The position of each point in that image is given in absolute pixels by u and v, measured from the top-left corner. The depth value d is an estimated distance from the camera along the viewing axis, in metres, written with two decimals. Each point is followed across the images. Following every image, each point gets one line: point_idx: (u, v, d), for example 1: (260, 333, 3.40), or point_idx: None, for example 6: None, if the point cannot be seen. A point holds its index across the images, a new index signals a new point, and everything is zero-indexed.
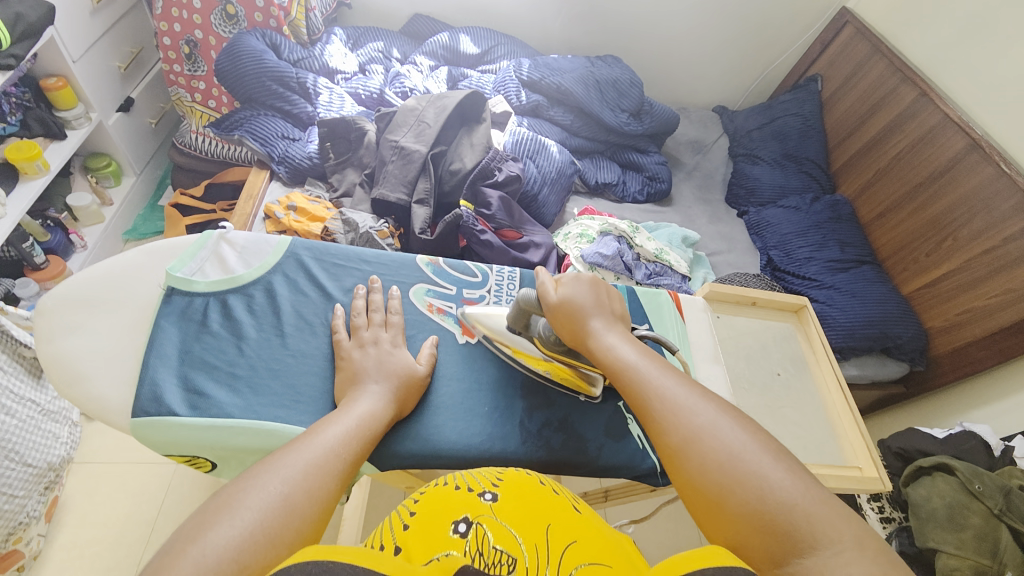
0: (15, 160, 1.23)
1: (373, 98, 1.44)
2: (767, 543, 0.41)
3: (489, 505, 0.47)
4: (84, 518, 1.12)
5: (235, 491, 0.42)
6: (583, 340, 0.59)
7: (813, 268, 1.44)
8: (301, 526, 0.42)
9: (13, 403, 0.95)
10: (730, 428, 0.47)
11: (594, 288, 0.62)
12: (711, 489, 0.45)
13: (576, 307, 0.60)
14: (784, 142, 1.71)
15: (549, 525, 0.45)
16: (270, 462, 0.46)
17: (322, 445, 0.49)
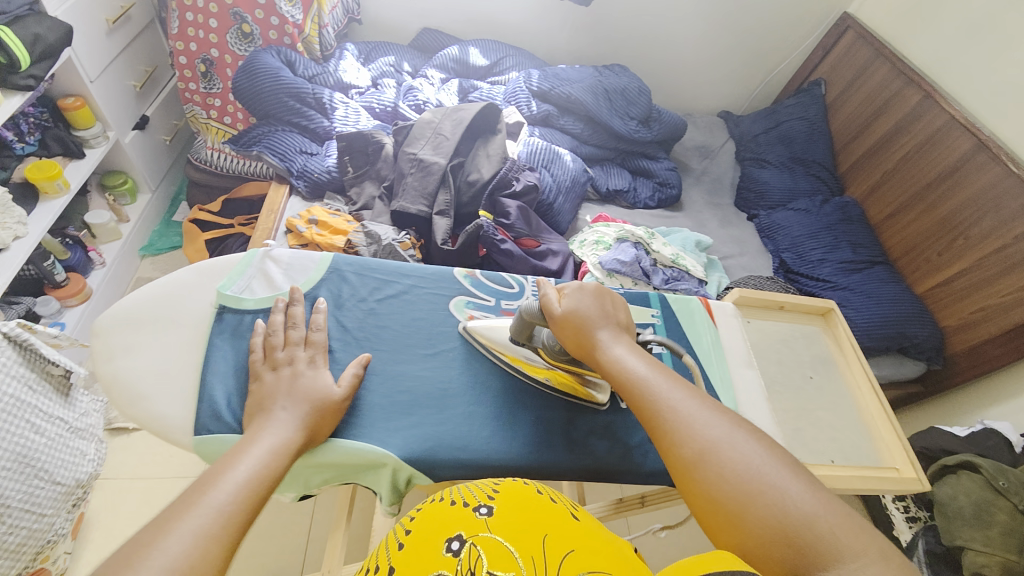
0: (36, 180, 1.24)
1: (387, 112, 1.46)
2: (789, 555, 0.43)
3: (483, 521, 0.49)
4: (109, 535, 1.12)
5: (134, 548, 0.40)
6: (589, 352, 0.59)
7: (826, 270, 1.45)
8: (205, 573, 0.41)
9: (44, 422, 0.93)
10: (743, 443, 0.49)
11: (599, 298, 0.62)
12: (730, 502, 0.46)
13: (583, 319, 0.60)
14: (790, 146, 1.73)
15: (546, 535, 0.47)
16: (172, 519, 0.43)
17: (226, 489, 0.47)
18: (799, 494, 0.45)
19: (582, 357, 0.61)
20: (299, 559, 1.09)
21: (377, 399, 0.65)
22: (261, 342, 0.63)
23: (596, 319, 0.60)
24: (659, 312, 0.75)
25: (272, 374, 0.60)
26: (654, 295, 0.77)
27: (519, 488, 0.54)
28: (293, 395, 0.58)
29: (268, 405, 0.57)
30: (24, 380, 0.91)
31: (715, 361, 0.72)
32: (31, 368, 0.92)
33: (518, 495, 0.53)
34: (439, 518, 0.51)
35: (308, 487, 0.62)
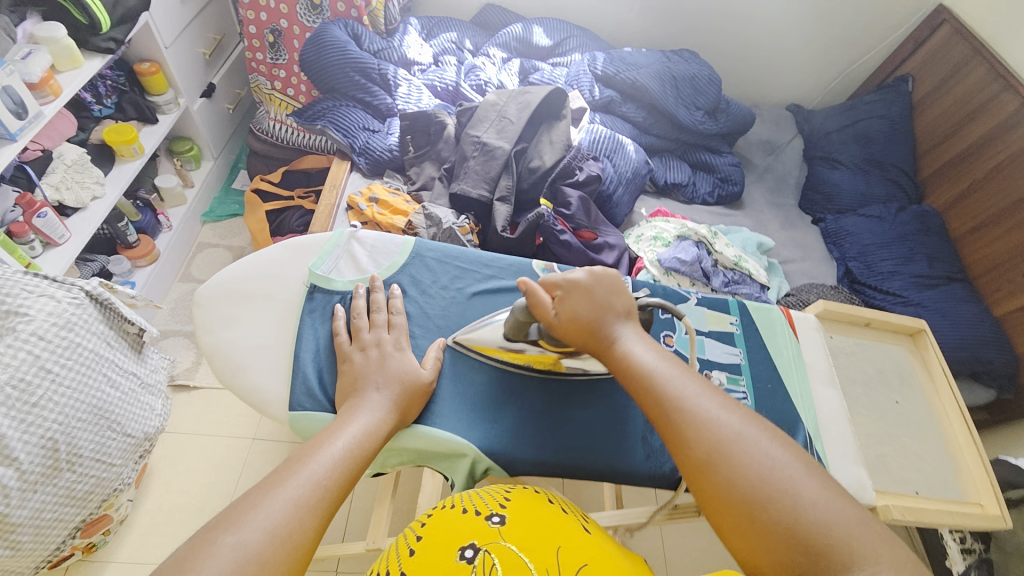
0: (114, 143, 1.29)
1: (449, 91, 1.44)
2: (801, 562, 0.40)
3: (497, 529, 0.47)
4: (169, 484, 1.19)
5: (241, 507, 0.42)
6: (590, 343, 0.58)
7: (896, 283, 1.37)
8: (300, 544, 0.42)
9: (119, 376, 0.96)
10: (759, 442, 0.46)
11: (601, 286, 0.60)
12: (738, 504, 0.44)
13: (583, 307, 0.59)
14: (868, 146, 1.61)
15: (559, 547, 0.45)
16: (273, 484, 0.44)
17: (323, 463, 0.48)
18: (816, 498, 0.43)
19: (584, 348, 0.60)
20: (343, 525, 1.13)
21: (454, 390, 0.65)
22: (346, 324, 0.64)
23: (598, 308, 0.59)
24: (739, 321, 0.73)
25: (359, 357, 0.61)
26: (732, 301, 0.75)
27: (528, 501, 0.52)
28: (382, 378, 0.59)
29: (360, 388, 0.58)
30: (104, 337, 0.94)
31: (795, 376, 0.70)
32: (109, 326, 0.96)
33: (532, 508, 0.51)
34: (449, 523, 0.49)
35: (384, 465, 0.65)
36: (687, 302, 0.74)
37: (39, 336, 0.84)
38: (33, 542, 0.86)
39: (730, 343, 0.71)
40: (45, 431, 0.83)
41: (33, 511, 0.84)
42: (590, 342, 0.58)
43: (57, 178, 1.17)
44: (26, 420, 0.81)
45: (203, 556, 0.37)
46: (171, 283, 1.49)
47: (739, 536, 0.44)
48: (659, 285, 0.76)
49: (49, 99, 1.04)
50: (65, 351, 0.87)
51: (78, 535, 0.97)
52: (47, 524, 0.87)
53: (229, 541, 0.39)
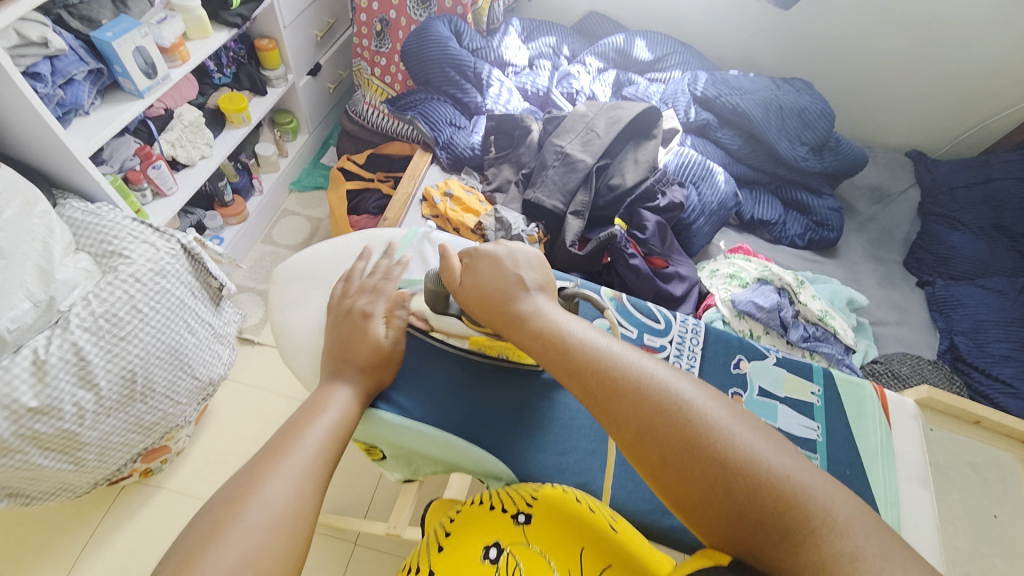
0: (227, 110, 1.40)
1: (539, 96, 1.43)
2: (756, 518, 0.38)
3: (520, 530, 0.44)
4: (221, 429, 1.27)
5: (239, 486, 0.42)
6: (502, 316, 0.54)
7: (1009, 371, 1.18)
8: (305, 514, 0.41)
9: (196, 323, 1.03)
10: (692, 398, 0.43)
11: (509, 257, 0.57)
12: (687, 481, 0.40)
13: (486, 278, 0.56)
14: (998, 210, 1.40)
15: (582, 549, 0.43)
16: (267, 461, 0.44)
17: (313, 435, 0.47)
18: (759, 447, 0.41)
19: (491, 322, 0.56)
20: (367, 503, 1.15)
21: (500, 409, 0.63)
22: (341, 286, 0.64)
23: (502, 279, 0.56)
24: (822, 391, 0.66)
25: (337, 322, 0.60)
26: (818, 367, 0.67)
27: (560, 496, 0.47)
28: (347, 348, 0.57)
29: (335, 359, 0.56)
30: (189, 286, 1.02)
31: (881, 466, 0.62)
32: (196, 277, 1.04)
33: (561, 498, 0.47)
34: (477, 522, 0.46)
35: (416, 472, 0.65)
36: (763, 360, 0.67)
37: (137, 278, 0.92)
38: (97, 461, 0.95)
39: (808, 414, 0.64)
40: (126, 363, 0.91)
41: (102, 434, 0.92)
42: (499, 315, 0.54)
43: (174, 135, 1.28)
44: (113, 351, 0.89)
45: (209, 538, 0.37)
46: (253, 244, 1.59)
47: (692, 505, 0.40)
48: (734, 335, 0.70)
49: (177, 64, 1.15)
50: (156, 295, 0.94)
51: (138, 460, 1.06)
52: (114, 446, 0.96)
53: (235, 520, 0.39)
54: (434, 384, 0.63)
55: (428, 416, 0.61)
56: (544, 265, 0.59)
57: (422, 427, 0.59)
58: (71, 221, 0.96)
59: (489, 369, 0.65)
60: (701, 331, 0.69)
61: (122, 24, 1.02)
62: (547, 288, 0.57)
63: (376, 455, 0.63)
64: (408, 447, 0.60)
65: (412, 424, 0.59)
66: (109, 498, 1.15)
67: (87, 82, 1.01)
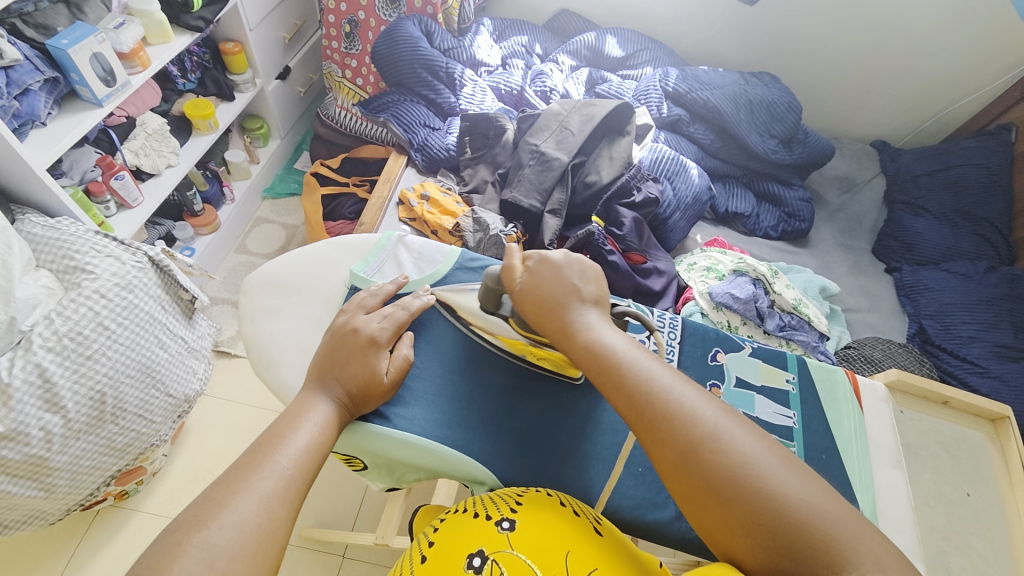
0: (193, 116, 1.36)
1: (513, 95, 1.43)
2: (778, 556, 0.40)
3: (505, 536, 0.43)
4: (200, 445, 1.24)
5: (205, 506, 0.40)
6: (553, 327, 0.55)
7: (975, 351, 1.22)
8: (276, 539, 0.40)
9: (168, 338, 1.00)
10: (738, 434, 0.44)
11: (569, 267, 0.58)
12: (720, 503, 0.42)
13: (543, 288, 0.57)
14: (959, 196, 1.45)
15: (568, 552, 0.42)
16: (237, 480, 0.42)
17: (289, 455, 0.46)
18: (796, 489, 0.42)
19: (541, 331, 0.57)
20: (354, 514, 1.13)
21: (483, 411, 0.61)
22: (354, 300, 0.62)
23: (560, 288, 0.56)
24: (796, 379, 0.67)
25: (336, 334, 0.58)
26: (792, 356, 0.69)
27: (542, 506, 0.48)
28: (342, 369, 0.55)
29: (325, 373, 0.55)
30: (158, 300, 0.99)
31: (855, 451, 0.63)
32: (166, 290, 1.01)
33: (542, 507, 0.48)
34: (460, 530, 0.45)
35: (400, 481, 0.62)
36: (740, 351, 0.69)
37: (102, 294, 0.89)
38: (69, 486, 0.91)
39: (784, 403, 0.65)
40: (95, 383, 0.87)
41: (72, 458, 0.88)
42: (550, 327, 0.55)
43: (138, 145, 1.24)
44: (80, 370, 0.86)
45: (169, 560, 0.36)
46: (227, 254, 1.55)
47: (716, 530, 0.42)
48: (711, 327, 0.71)
49: (138, 70, 1.11)
50: (123, 310, 0.91)
51: (112, 483, 1.02)
52: (85, 470, 0.92)
53: (199, 543, 0.37)
54: (413, 388, 0.60)
55: (407, 423, 0.58)
56: (602, 277, 0.58)
57: (402, 434, 0.57)
58: (30, 236, 0.92)
59: (470, 371, 0.63)
60: (677, 325, 0.69)
61: (77, 30, 0.98)
62: (603, 304, 0.58)
63: (357, 465, 0.61)
64: (389, 455, 0.57)
65: (391, 431, 0.57)
66: (83, 523, 1.11)
67: (42, 91, 0.96)
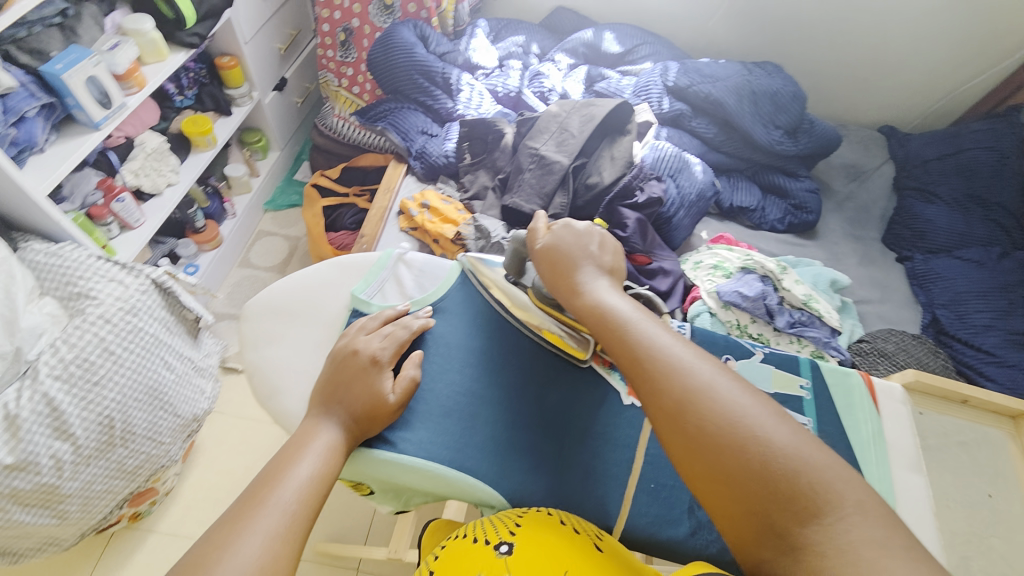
0: (191, 134, 1.35)
1: (510, 97, 1.41)
2: (759, 496, 0.40)
3: (503, 560, 0.43)
4: (211, 462, 1.24)
5: (207, 549, 0.40)
6: (565, 286, 0.59)
7: (991, 340, 1.20)
8: None
9: (175, 359, 1.00)
10: (731, 386, 0.46)
11: (586, 237, 0.63)
12: (706, 448, 0.43)
13: (561, 252, 0.61)
14: (970, 180, 1.42)
15: (566, 571, 0.41)
16: (239, 519, 0.42)
17: (291, 488, 0.46)
18: (785, 442, 0.42)
19: (554, 292, 0.61)
20: (366, 527, 1.13)
21: (491, 431, 0.59)
22: (354, 325, 0.61)
23: (577, 253, 0.61)
24: (810, 384, 0.65)
25: (338, 356, 0.57)
26: (805, 361, 0.67)
27: (543, 526, 0.47)
28: (347, 393, 0.54)
29: (330, 397, 0.54)
30: (163, 321, 0.99)
31: (872, 457, 0.62)
32: (171, 311, 1.01)
33: (541, 527, 0.47)
34: (460, 557, 0.44)
35: (408, 503, 0.61)
36: (751, 358, 0.67)
37: (106, 319, 0.89)
38: (81, 511, 0.91)
39: (798, 410, 0.64)
40: (103, 409, 0.87)
41: (83, 483, 0.88)
42: (563, 285, 0.59)
43: (137, 164, 1.24)
44: (88, 397, 0.86)
45: None
46: (230, 269, 1.55)
47: (702, 476, 0.43)
48: (720, 334, 0.69)
49: (134, 91, 1.11)
50: (129, 334, 0.92)
51: (124, 505, 1.03)
52: (97, 494, 0.92)
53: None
54: (418, 410, 0.59)
55: (413, 446, 0.57)
56: (618, 253, 0.63)
57: (408, 460, 0.56)
58: (33, 264, 0.92)
59: (476, 390, 0.62)
60: (686, 332, 0.68)
61: (71, 55, 0.98)
62: (615, 274, 0.61)
63: (365, 489, 0.60)
64: (396, 481, 0.56)
65: (397, 457, 0.56)
66: (100, 544, 1.12)
67: (40, 118, 0.97)
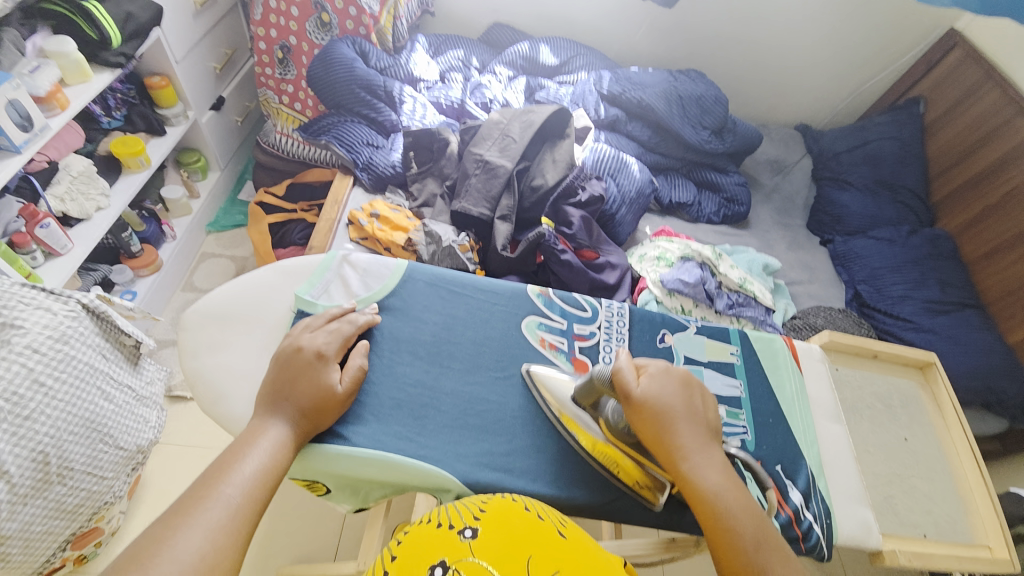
0: (121, 155, 1.30)
1: (454, 107, 1.46)
2: None
3: (468, 545, 0.42)
4: (161, 497, 1.17)
5: (145, 543, 0.40)
6: (669, 445, 0.55)
7: (907, 308, 1.32)
8: (223, 570, 0.41)
9: (113, 389, 0.95)
10: None
11: (693, 393, 0.59)
12: None
13: (664, 406, 0.56)
14: (877, 167, 1.57)
15: (530, 556, 0.41)
16: (180, 515, 0.42)
17: (236, 483, 0.46)
18: None
19: (648, 443, 0.56)
20: (334, 545, 1.10)
21: (443, 418, 0.61)
22: (297, 325, 0.61)
23: (681, 412, 0.56)
24: (739, 351, 0.72)
25: (283, 357, 0.56)
26: (734, 330, 0.73)
27: (506, 511, 0.47)
28: (292, 391, 0.54)
29: (278, 400, 0.54)
30: (98, 348, 0.94)
31: (798, 411, 0.68)
32: (106, 338, 0.96)
33: (505, 513, 0.47)
34: (424, 541, 0.43)
35: (366, 500, 0.60)
36: (685, 331, 0.72)
37: (34, 349, 0.84)
38: (21, 556, 0.85)
39: (730, 374, 0.69)
40: (36, 444, 0.82)
41: (21, 525, 0.82)
42: (665, 446, 0.55)
43: (62, 189, 1.18)
44: (18, 432, 0.80)
45: None
46: (173, 294, 1.48)
47: None
48: (657, 312, 0.74)
49: (56, 112, 1.06)
50: (60, 363, 0.86)
51: (67, 548, 0.96)
52: (37, 537, 0.86)
53: None
54: (367, 402, 0.60)
55: (365, 439, 0.58)
56: (716, 412, 0.60)
57: (362, 452, 0.56)
58: None
59: (429, 380, 0.63)
60: (624, 312, 0.73)
61: None
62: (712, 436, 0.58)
63: (320, 490, 0.60)
64: (350, 474, 0.57)
65: (350, 449, 0.56)
66: None
67: None
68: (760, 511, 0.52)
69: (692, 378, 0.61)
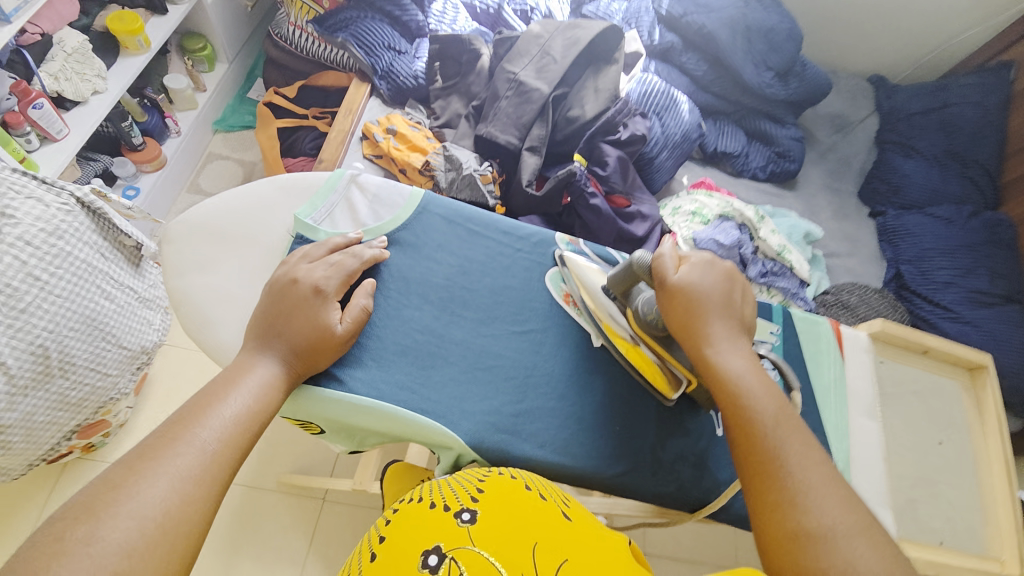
0: (117, 32, 1.17)
1: (489, 14, 1.27)
2: None
3: (466, 529, 0.38)
4: (167, 396, 1.19)
5: (104, 489, 0.38)
6: (698, 331, 0.52)
7: (949, 296, 1.23)
8: (190, 523, 0.38)
9: (112, 288, 0.91)
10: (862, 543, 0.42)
11: (733, 287, 0.55)
12: None
13: (699, 294, 0.53)
14: (953, 135, 1.40)
15: (535, 543, 0.37)
16: (147, 458, 0.40)
17: (211, 427, 0.43)
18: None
19: (676, 329, 0.54)
20: (332, 461, 1.13)
21: (448, 370, 0.57)
22: (296, 252, 0.55)
23: (718, 302, 0.53)
24: (780, 331, 0.65)
25: (280, 284, 0.52)
26: (778, 308, 0.66)
27: (505, 489, 0.43)
28: (286, 325, 0.50)
29: (276, 326, 0.50)
30: (95, 246, 0.88)
31: (832, 401, 0.64)
32: (103, 236, 0.90)
33: (505, 491, 0.43)
34: (416, 523, 0.40)
35: (361, 444, 0.58)
36: None
37: (27, 241, 0.79)
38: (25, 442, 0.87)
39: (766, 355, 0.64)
40: (34, 337, 0.80)
41: (24, 413, 0.83)
42: (694, 332, 0.52)
43: (55, 66, 1.08)
44: (14, 325, 0.78)
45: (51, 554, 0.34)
46: (177, 194, 1.42)
47: None
48: None
49: None
50: (55, 259, 0.82)
51: (74, 437, 0.98)
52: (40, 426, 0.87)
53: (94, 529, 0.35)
54: (368, 345, 0.55)
55: (363, 385, 0.53)
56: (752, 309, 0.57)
57: (357, 399, 0.53)
58: None
59: (437, 327, 0.58)
60: None
61: None
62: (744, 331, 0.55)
63: (314, 428, 0.57)
64: (344, 420, 0.54)
65: (345, 395, 0.53)
66: (52, 476, 1.09)
67: None
68: (784, 397, 0.50)
69: (734, 272, 0.57)
